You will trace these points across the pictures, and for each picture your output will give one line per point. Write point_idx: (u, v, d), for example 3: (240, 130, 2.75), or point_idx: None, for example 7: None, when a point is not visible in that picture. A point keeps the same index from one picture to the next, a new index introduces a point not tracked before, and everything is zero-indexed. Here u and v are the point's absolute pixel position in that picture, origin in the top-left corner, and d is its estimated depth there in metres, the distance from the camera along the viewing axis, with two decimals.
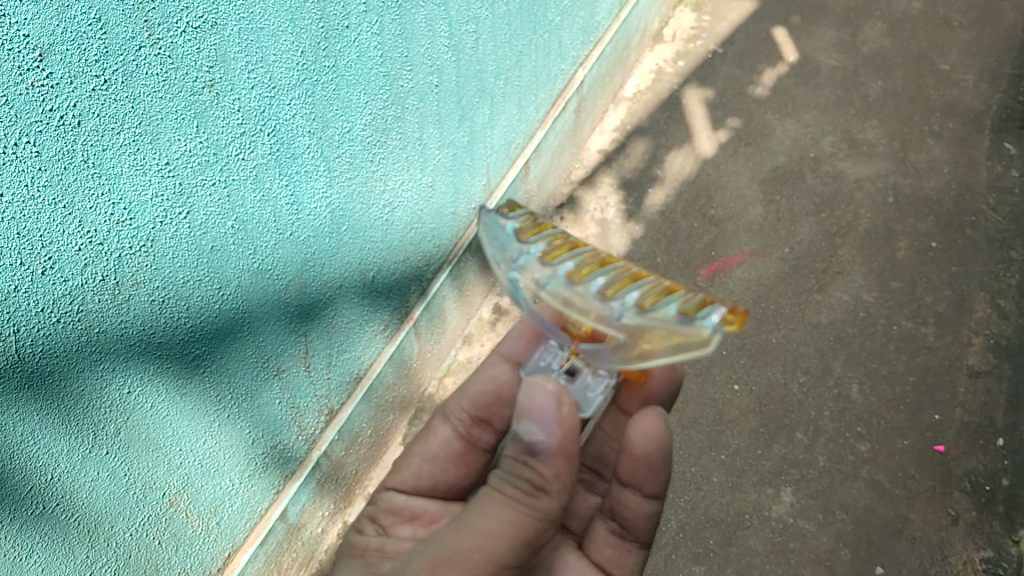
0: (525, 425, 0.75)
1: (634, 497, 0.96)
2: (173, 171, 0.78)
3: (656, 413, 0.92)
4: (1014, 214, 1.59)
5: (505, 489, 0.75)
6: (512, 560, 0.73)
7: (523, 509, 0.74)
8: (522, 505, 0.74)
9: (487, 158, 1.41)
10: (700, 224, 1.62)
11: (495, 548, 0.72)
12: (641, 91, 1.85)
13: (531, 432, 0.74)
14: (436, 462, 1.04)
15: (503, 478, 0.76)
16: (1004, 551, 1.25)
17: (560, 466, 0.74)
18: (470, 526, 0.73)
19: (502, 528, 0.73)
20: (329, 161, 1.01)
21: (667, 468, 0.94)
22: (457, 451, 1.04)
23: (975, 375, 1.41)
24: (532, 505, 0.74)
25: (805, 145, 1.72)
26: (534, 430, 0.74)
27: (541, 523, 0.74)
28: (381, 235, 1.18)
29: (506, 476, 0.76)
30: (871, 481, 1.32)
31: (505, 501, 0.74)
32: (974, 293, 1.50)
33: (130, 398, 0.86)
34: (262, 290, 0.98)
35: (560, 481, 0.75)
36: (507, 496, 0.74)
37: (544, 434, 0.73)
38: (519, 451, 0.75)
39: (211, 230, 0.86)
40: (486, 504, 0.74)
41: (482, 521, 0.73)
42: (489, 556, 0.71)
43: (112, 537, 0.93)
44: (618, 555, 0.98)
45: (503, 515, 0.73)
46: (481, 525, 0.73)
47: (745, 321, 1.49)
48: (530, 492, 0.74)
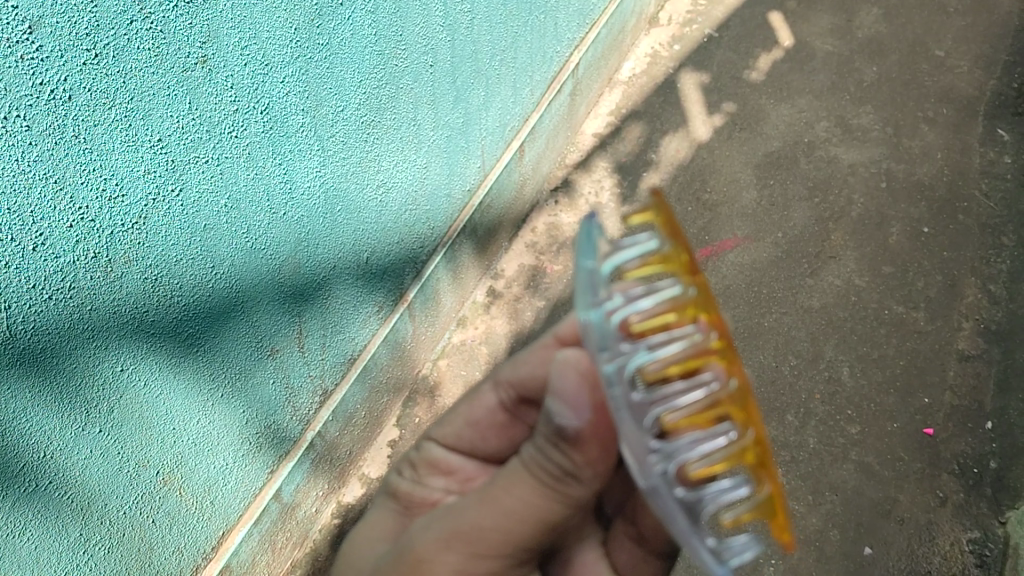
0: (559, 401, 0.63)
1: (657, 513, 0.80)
2: (164, 148, 0.79)
3: None
4: (1005, 200, 1.60)
5: (530, 465, 0.65)
6: (535, 542, 0.67)
7: (550, 493, 0.64)
8: (549, 490, 0.64)
9: (482, 141, 1.41)
10: (693, 208, 1.62)
11: (504, 535, 0.65)
12: (637, 75, 1.85)
13: (564, 413, 0.62)
14: (477, 430, 0.91)
15: (532, 455, 0.65)
16: (992, 532, 1.28)
17: (595, 454, 0.63)
18: (490, 504, 0.66)
19: (519, 517, 0.65)
20: (323, 141, 1.01)
21: None
22: (499, 423, 0.90)
23: (965, 359, 1.43)
24: (561, 493, 0.64)
25: (799, 130, 1.73)
26: (561, 413, 0.62)
27: (570, 507, 0.65)
28: (376, 216, 1.19)
29: (536, 455, 0.65)
30: (861, 463, 1.34)
31: (530, 483, 0.65)
32: (965, 278, 1.51)
33: (123, 376, 0.87)
34: (255, 269, 0.99)
35: (594, 468, 0.63)
36: (535, 477, 0.64)
37: (577, 418, 0.62)
38: (549, 432, 0.63)
39: (204, 208, 0.86)
40: (512, 480, 0.66)
41: (502, 498, 0.66)
42: (508, 538, 0.66)
43: (106, 515, 0.94)
44: (637, 565, 0.83)
45: (528, 498, 0.64)
46: (500, 505, 0.66)
47: (737, 305, 1.50)
48: (561, 478, 0.63)
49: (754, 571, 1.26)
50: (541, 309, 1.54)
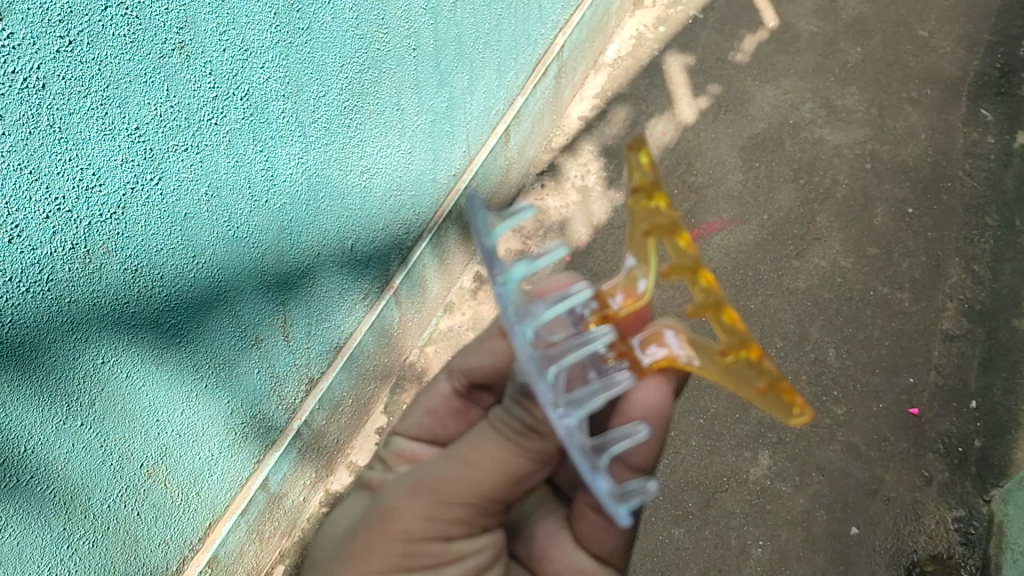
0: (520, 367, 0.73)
1: (617, 467, 0.84)
2: (142, 137, 0.77)
3: (660, 377, 0.83)
4: (988, 180, 1.61)
5: (498, 427, 0.74)
6: (499, 495, 0.76)
7: (517, 449, 0.73)
8: (513, 446, 0.73)
9: (467, 125, 1.40)
10: (679, 191, 1.62)
11: (471, 486, 0.75)
12: (622, 57, 1.84)
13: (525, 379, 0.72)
14: (436, 417, 0.96)
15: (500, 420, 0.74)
16: (976, 511, 1.29)
17: None
18: (461, 459, 0.75)
19: (487, 469, 0.74)
20: (304, 127, 1.00)
21: (660, 438, 0.83)
22: (455, 409, 0.96)
23: (949, 339, 1.44)
24: (525, 448, 0.72)
25: (784, 112, 1.72)
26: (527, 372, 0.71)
27: (534, 463, 0.74)
28: (359, 202, 1.17)
29: (504, 416, 0.74)
30: (847, 443, 1.35)
31: (497, 441, 0.74)
32: (949, 259, 1.52)
33: (105, 368, 0.86)
34: (237, 259, 0.97)
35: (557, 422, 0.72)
36: (502, 436, 0.74)
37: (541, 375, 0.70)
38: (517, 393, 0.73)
39: (184, 197, 0.85)
40: (481, 441, 0.75)
41: (473, 456, 0.75)
42: (474, 488, 0.75)
43: (90, 508, 0.93)
44: (597, 535, 0.83)
45: (494, 452, 0.74)
46: (470, 459, 0.75)
47: (724, 288, 1.50)
48: (524, 432, 0.72)
49: (742, 552, 1.28)
50: None
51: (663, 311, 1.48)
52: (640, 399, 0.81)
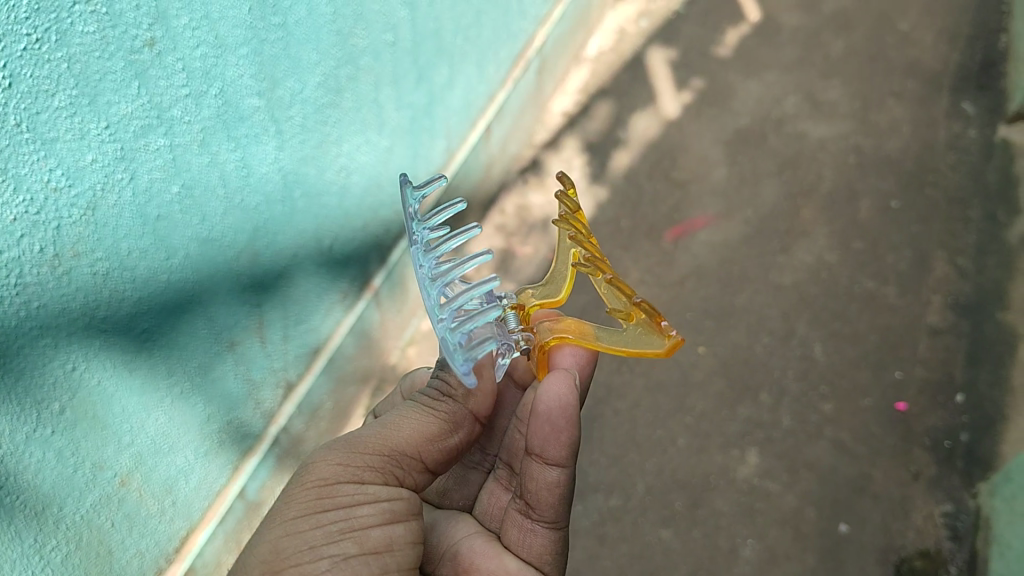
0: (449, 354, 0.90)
1: (533, 465, 0.83)
2: (113, 136, 0.74)
3: (562, 372, 0.84)
4: (971, 173, 1.60)
5: (416, 403, 0.84)
6: (411, 454, 0.79)
7: (431, 414, 0.82)
8: (427, 409, 0.82)
9: (447, 121, 1.37)
10: (663, 187, 1.60)
11: (383, 441, 0.79)
12: (604, 51, 1.81)
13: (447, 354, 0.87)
14: None
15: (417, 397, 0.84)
16: (963, 505, 1.28)
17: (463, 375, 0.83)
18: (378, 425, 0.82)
19: (400, 426, 0.80)
20: (280, 124, 0.96)
21: (571, 430, 0.82)
22: None
23: (935, 333, 1.42)
24: (437, 409, 0.82)
25: (768, 106, 1.70)
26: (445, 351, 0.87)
27: (445, 425, 0.82)
28: (337, 201, 1.14)
29: (422, 393, 0.85)
30: (835, 440, 1.34)
31: (415, 407, 0.83)
32: (933, 252, 1.51)
33: (75, 375, 0.82)
34: (211, 261, 0.94)
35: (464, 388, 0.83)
36: (417, 405, 0.83)
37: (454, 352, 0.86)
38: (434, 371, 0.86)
39: (156, 197, 0.82)
40: (400, 412, 0.83)
41: (393, 420, 0.81)
42: (387, 443, 0.78)
43: (62, 520, 0.87)
44: (524, 538, 0.83)
45: (410, 414, 0.82)
46: (385, 421, 0.82)
47: (710, 285, 1.48)
48: (438, 398, 0.83)
49: (731, 552, 1.27)
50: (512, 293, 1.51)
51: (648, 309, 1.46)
52: (548, 393, 0.82)
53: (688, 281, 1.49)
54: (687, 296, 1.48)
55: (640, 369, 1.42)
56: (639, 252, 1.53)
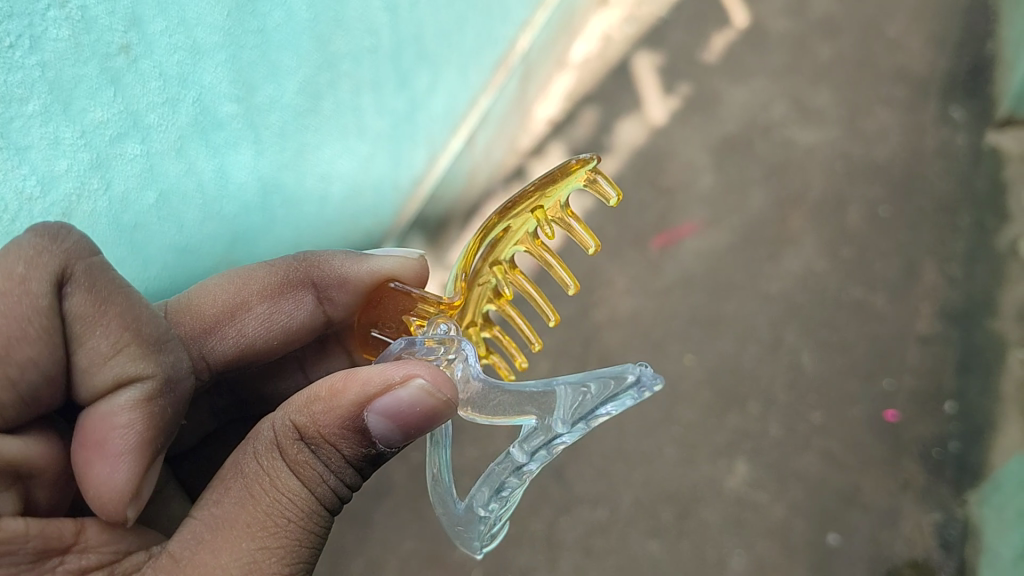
0: (381, 401, 0.58)
1: None
2: (88, 144, 0.72)
3: None
4: (959, 180, 1.59)
5: (318, 493, 0.59)
6: None
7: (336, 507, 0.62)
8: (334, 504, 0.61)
9: (429, 128, 1.36)
10: (650, 194, 1.59)
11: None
12: (590, 58, 1.77)
13: (387, 431, 0.58)
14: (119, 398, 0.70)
15: (325, 480, 0.59)
16: (952, 514, 1.28)
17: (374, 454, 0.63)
18: (288, 556, 0.58)
19: (308, 542, 0.59)
20: (258, 131, 0.94)
21: None
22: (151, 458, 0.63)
23: (924, 342, 1.42)
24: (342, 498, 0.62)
25: (754, 112, 1.69)
26: (381, 430, 0.58)
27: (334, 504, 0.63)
28: (318, 208, 1.12)
29: (329, 473, 0.59)
30: (824, 450, 1.33)
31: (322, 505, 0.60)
32: (922, 260, 1.50)
33: None
34: (188, 271, 0.93)
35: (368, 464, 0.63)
36: (324, 499, 0.60)
37: (394, 440, 0.59)
38: (351, 447, 0.59)
39: (133, 205, 0.80)
40: (300, 508, 0.58)
41: (305, 532, 0.59)
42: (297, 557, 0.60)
43: None
44: None
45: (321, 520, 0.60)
46: (285, 540, 0.58)
47: (697, 293, 1.47)
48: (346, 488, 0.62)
49: (719, 563, 1.26)
50: None
51: (634, 319, 1.45)
52: None
53: (675, 289, 1.48)
54: (674, 304, 1.46)
55: None
56: (625, 260, 1.51)
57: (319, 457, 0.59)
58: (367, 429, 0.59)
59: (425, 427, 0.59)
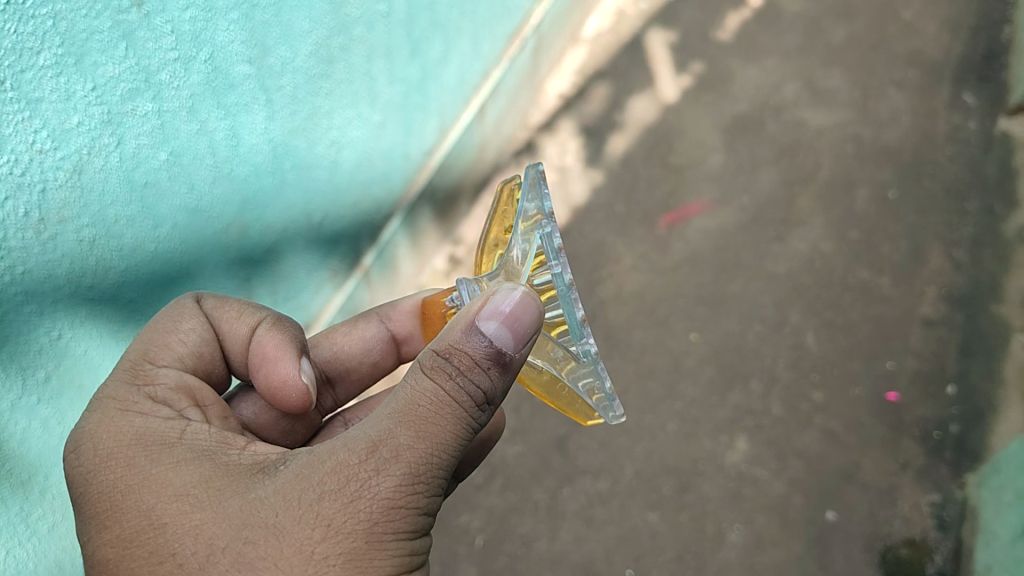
0: (486, 308, 0.61)
1: None
2: (100, 99, 0.73)
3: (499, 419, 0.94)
4: (969, 165, 1.59)
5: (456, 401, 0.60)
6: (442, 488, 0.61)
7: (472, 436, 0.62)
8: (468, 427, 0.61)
9: (441, 98, 1.37)
10: (659, 171, 1.60)
11: (432, 483, 0.59)
12: (602, 34, 1.78)
13: (500, 332, 0.61)
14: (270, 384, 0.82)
15: (455, 383, 0.60)
16: (950, 495, 1.30)
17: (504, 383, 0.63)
18: (418, 431, 0.58)
19: (443, 454, 0.59)
20: (271, 94, 0.95)
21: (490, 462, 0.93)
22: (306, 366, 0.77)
23: (928, 325, 1.43)
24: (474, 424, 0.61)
25: (766, 93, 1.69)
26: (487, 337, 0.61)
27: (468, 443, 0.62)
28: (329, 176, 1.13)
29: (467, 390, 0.60)
30: (825, 429, 1.34)
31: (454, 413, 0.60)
32: (929, 244, 1.50)
33: (60, 343, 0.81)
34: (199, 231, 0.93)
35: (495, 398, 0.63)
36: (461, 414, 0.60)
37: (512, 348, 0.61)
38: (478, 361, 0.60)
39: (144, 163, 0.81)
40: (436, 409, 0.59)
41: (433, 434, 0.59)
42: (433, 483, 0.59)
43: (49, 489, 0.83)
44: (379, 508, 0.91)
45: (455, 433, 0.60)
46: (423, 433, 0.58)
47: (703, 272, 1.48)
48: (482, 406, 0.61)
49: (717, 536, 1.28)
50: None
51: (640, 296, 1.46)
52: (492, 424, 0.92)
53: (682, 267, 1.49)
54: (680, 283, 1.48)
55: (631, 355, 1.41)
56: (633, 237, 1.53)
57: (451, 362, 0.60)
58: (484, 338, 0.61)
59: (527, 322, 0.61)
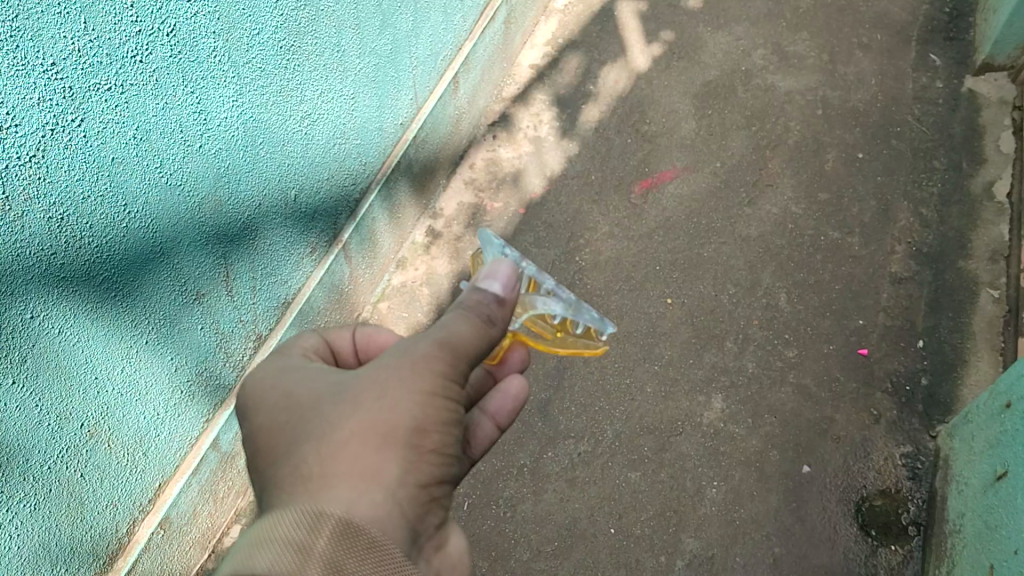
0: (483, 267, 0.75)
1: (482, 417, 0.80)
2: (61, 73, 0.74)
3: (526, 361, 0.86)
4: (937, 124, 1.62)
5: (473, 313, 0.70)
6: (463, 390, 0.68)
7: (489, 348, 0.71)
8: (485, 333, 0.70)
9: (413, 72, 1.39)
10: (633, 139, 1.63)
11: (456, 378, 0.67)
12: (573, 3, 1.84)
13: (497, 275, 0.74)
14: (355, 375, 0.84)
15: (469, 303, 0.71)
16: (923, 447, 1.31)
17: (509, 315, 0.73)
18: (445, 328, 0.68)
19: (467, 346, 0.68)
20: (238, 68, 0.97)
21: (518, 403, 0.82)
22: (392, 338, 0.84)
23: (897, 282, 1.46)
24: (490, 334, 0.71)
25: (736, 59, 1.73)
26: (490, 282, 0.73)
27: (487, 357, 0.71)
28: (303, 149, 1.15)
29: (483, 309, 0.71)
30: (799, 385, 1.37)
31: (472, 321, 0.69)
32: (898, 203, 1.54)
33: (34, 324, 0.80)
34: (173, 207, 0.93)
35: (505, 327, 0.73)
36: (479, 323, 0.70)
37: (505, 287, 0.73)
38: (485, 294, 0.72)
39: (111, 140, 0.82)
40: (457, 317, 0.69)
41: (460, 330, 0.68)
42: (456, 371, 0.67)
43: (28, 472, 0.85)
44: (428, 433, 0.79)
45: (475, 336, 0.69)
46: (453, 330, 0.68)
47: (677, 237, 1.52)
48: (492, 321, 0.71)
49: (697, 493, 1.29)
50: None
51: (617, 262, 1.49)
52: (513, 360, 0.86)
53: (657, 234, 1.52)
54: (655, 249, 1.51)
55: (609, 320, 1.44)
56: (609, 205, 1.55)
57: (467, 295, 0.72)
58: (485, 285, 0.73)
59: (513, 272, 0.75)
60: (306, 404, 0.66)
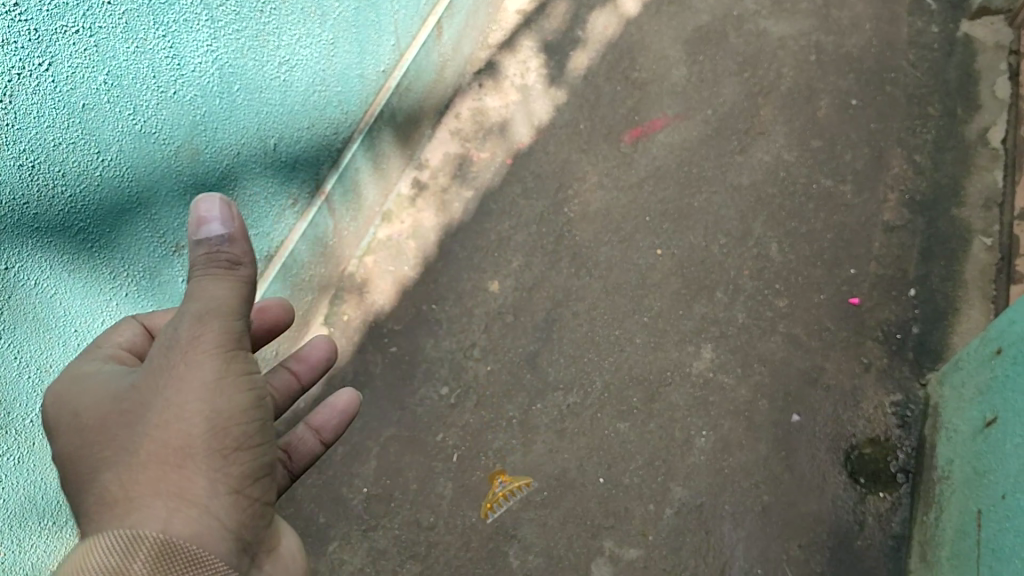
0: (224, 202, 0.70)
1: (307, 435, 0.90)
2: (25, 14, 0.70)
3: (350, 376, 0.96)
4: (932, 69, 1.59)
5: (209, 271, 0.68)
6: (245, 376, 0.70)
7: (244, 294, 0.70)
8: (240, 284, 0.69)
9: (394, 17, 1.35)
10: (623, 87, 1.60)
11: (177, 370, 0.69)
12: None
13: (218, 216, 0.69)
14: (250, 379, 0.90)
15: (211, 260, 0.68)
16: (913, 395, 1.31)
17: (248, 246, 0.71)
18: (210, 302, 0.67)
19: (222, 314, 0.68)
20: (212, 10, 0.94)
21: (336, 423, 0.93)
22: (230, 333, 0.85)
23: (890, 230, 1.45)
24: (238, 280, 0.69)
25: (728, 3, 1.69)
26: (205, 228, 0.69)
27: None
28: (281, 96, 1.12)
29: (209, 262, 0.68)
30: (789, 334, 1.37)
31: (223, 278, 0.68)
32: (891, 149, 1.52)
33: (9, 277, 0.79)
34: (149, 156, 0.91)
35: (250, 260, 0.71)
36: (223, 279, 0.68)
37: (222, 229, 0.69)
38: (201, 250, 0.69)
39: (82, 85, 0.79)
40: (216, 283, 0.68)
41: (206, 294, 0.67)
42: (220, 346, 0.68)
43: (11, 425, 0.85)
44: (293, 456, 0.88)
45: (229, 299, 0.68)
46: (205, 297, 0.67)
47: (667, 187, 1.50)
48: (230, 266, 0.69)
49: (686, 442, 1.29)
50: (470, 199, 1.50)
51: (606, 213, 1.48)
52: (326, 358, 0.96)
53: (646, 184, 1.50)
54: (644, 199, 1.49)
55: (598, 273, 1.43)
56: (598, 155, 1.53)
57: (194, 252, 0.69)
58: (206, 230, 0.69)
59: (225, 210, 0.70)
60: (91, 425, 0.68)
